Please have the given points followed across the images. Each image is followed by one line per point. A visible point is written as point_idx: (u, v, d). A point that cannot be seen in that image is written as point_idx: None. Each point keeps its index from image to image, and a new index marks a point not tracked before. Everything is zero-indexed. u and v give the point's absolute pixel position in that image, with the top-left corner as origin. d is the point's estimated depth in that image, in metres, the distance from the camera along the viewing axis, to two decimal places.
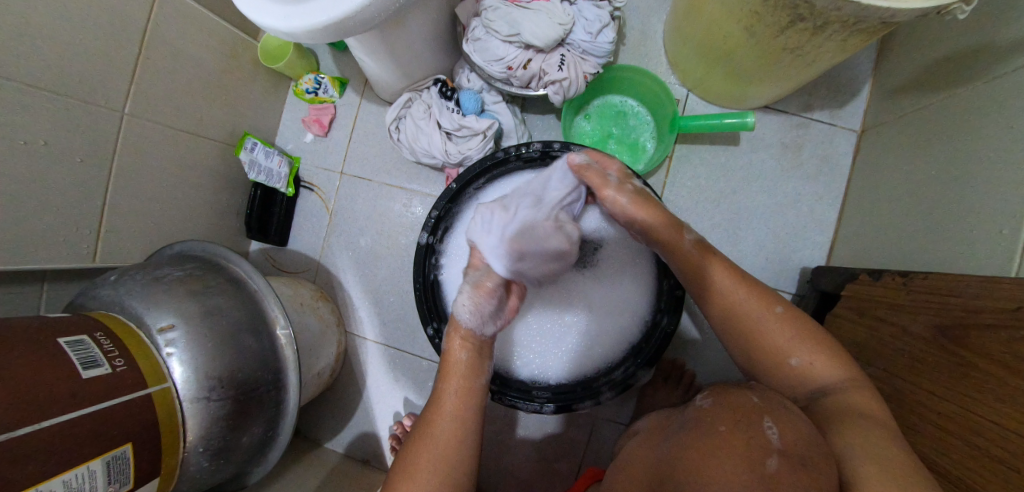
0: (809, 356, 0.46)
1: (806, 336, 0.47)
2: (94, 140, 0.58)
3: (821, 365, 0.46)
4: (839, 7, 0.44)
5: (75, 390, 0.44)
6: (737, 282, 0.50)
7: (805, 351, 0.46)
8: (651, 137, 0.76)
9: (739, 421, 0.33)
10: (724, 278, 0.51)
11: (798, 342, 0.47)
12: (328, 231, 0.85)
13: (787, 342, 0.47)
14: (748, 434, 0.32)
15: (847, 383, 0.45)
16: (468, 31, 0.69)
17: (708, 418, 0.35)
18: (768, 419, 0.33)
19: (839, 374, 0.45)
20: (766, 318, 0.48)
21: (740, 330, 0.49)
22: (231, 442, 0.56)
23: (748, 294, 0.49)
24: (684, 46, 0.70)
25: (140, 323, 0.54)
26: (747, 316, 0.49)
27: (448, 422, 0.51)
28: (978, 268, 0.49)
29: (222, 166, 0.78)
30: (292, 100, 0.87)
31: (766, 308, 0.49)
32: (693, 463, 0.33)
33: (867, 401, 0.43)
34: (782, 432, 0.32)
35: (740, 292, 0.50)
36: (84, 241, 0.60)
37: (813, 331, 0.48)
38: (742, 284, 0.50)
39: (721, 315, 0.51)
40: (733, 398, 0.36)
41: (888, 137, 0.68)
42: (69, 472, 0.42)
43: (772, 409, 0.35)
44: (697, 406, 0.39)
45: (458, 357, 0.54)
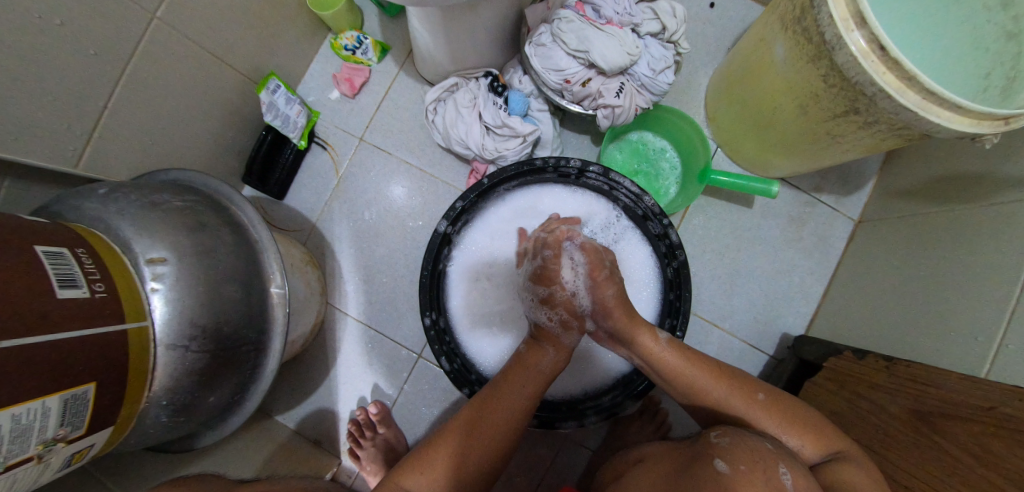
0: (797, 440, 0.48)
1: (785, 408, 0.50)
2: (114, 34, 0.52)
3: (811, 443, 0.47)
4: (897, 111, 0.48)
5: (47, 311, 0.37)
6: (721, 380, 0.52)
7: (793, 435, 0.48)
8: (675, 182, 0.78)
9: (757, 465, 0.38)
10: (701, 376, 0.53)
11: (785, 425, 0.48)
12: (333, 194, 0.80)
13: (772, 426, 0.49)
14: (764, 477, 0.37)
15: (839, 457, 0.46)
16: (533, 34, 0.68)
17: (730, 454, 0.40)
18: (783, 467, 0.38)
19: (829, 448, 0.47)
20: (749, 403, 0.50)
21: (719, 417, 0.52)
22: (197, 399, 0.51)
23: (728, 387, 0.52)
24: (728, 105, 0.74)
25: (125, 248, 0.48)
26: (733, 410, 0.51)
27: (504, 417, 0.53)
28: (950, 366, 0.55)
29: (238, 100, 0.72)
30: (325, 52, 0.82)
31: (749, 397, 0.51)
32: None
33: (859, 476, 0.43)
34: (795, 480, 0.37)
35: (713, 383, 0.52)
36: (71, 142, 0.53)
37: (797, 413, 0.50)
38: (722, 380, 0.52)
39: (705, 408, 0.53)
40: (750, 441, 0.41)
41: (883, 233, 0.75)
42: (23, 405, 0.35)
43: (786, 458, 0.40)
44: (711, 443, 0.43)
45: (538, 364, 0.57)
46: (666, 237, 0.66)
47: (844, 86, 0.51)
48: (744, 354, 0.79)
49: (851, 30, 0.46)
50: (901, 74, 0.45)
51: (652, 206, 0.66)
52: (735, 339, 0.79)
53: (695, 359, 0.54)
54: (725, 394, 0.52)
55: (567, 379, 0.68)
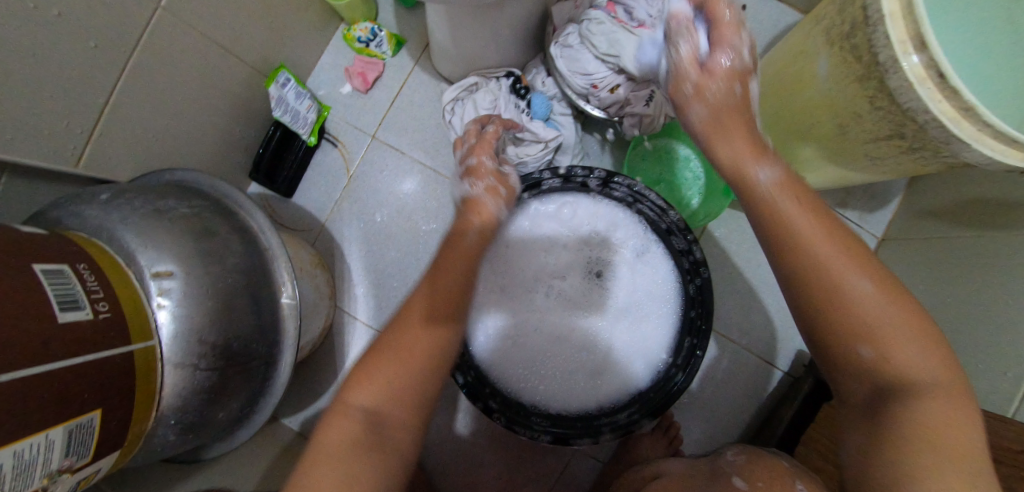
0: (890, 343, 0.34)
1: (884, 282, 0.35)
2: (117, 26, 0.48)
3: (902, 353, 0.33)
4: (948, 142, 0.45)
5: (47, 339, 0.35)
6: (809, 213, 0.39)
7: (902, 345, 0.33)
8: (698, 193, 0.76)
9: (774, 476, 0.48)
10: (789, 200, 0.39)
11: (883, 309, 0.34)
12: (343, 194, 0.77)
13: (869, 297, 0.35)
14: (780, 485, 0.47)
15: (944, 379, 0.33)
16: (560, 34, 0.66)
17: (750, 473, 0.51)
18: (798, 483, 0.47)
19: (931, 356, 0.33)
20: (859, 286, 0.35)
21: (819, 297, 0.36)
22: (206, 416, 0.49)
23: (817, 230, 0.37)
24: (759, 116, 0.71)
25: (130, 260, 0.45)
26: (831, 265, 0.36)
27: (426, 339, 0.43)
28: (978, 399, 0.54)
29: (245, 94, 0.68)
30: (337, 43, 0.78)
31: (842, 282, 0.35)
32: None
33: (955, 419, 0.31)
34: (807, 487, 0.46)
35: (806, 217, 0.38)
36: (70, 141, 0.49)
37: (921, 318, 0.34)
38: (820, 221, 0.38)
39: (800, 267, 0.37)
40: (766, 461, 0.52)
41: (908, 253, 0.73)
42: (25, 440, 0.32)
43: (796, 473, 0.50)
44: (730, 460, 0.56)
45: (458, 265, 0.47)
46: (691, 253, 0.64)
47: (892, 110, 0.48)
48: (759, 370, 0.78)
49: (909, 53, 0.43)
50: (958, 103, 0.43)
51: (677, 221, 0.64)
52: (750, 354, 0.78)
53: (788, 188, 0.40)
54: (863, 281, 0.35)
55: (583, 396, 0.67)
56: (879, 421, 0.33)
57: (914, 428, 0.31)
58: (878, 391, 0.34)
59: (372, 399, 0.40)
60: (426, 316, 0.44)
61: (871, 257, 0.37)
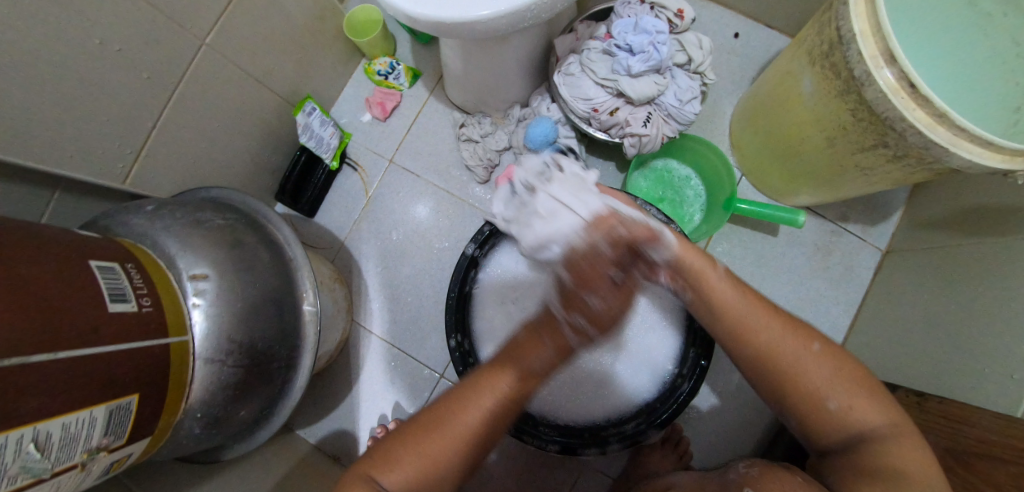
0: (847, 398, 0.44)
1: (834, 364, 0.45)
2: (166, 59, 0.55)
3: (861, 407, 0.44)
4: (926, 146, 0.48)
5: (97, 325, 0.39)
6: (770, 317, 0.47)
7: (841, 393, 0.44)
8: (699, 210, 0.79)
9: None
10: (738, 299, 0.48)
11: (841, 385, 0.44)
12: (361, 213, 0.82)
13: (826, 383, 0.44)
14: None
15: (889, 428, 0.43)
16: (562, 64, 0.71)
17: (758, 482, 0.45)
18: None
19: (882, 412, 0.44)
20: (806, 356, 0.45)
21: (784, 379, 0.45)
22: (229, 414, 0.51)
23: (785, 333, 0.46)
24: (754, 135, 0.75)
25: (170, 264, 0.50)
26: (782, 355, 0.46)
27: (474, 422, 0.44)
28: (986, 402, 0.54)
29: (275, 122, 0.75)
30: (359, 76, 0.85)
31: (798, 356, 0.45)
32: None
33: (911, 450, 0.41)
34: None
35: (770, 323, 0.47)
36: (121, 160, 0.55)
37: (849, 374, 0.45)
38: (780, 322, 0.47)
39: (761, 360, 0.46)
40: (778, 471, 0.46)
41: (912, 264, 0.74)
42: (71, 414, 0.36)
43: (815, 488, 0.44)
44: (740, 472, 0.49)
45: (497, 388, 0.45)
46: None
47: (873, 121, 0.52)
48: None
49: (881, 68, 0.47)
50: (930, 110, 0.46)
51: None
52: None
53: (739, 289, 0.49)
54: (805, 354, 0.45)
55: (587, 406, 0.68)
56: (853, 457, 0.42)
57: (884, 465, 0.40)
58: (851, 440, 0.43)
59: (394, 485, 0.41)
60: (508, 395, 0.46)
61: (829, 340, 0.47)
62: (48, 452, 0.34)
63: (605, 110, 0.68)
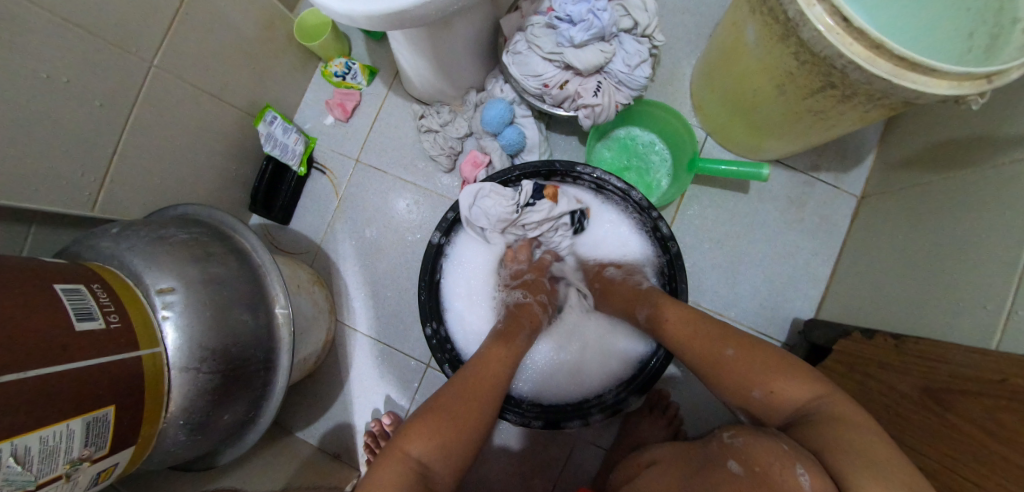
0: (771, 381, 0.46)
1: (753, 355, 0.48)
2: (116, 85, 0.57)
3: (786, 387, 0.45)
4: (870, 81, 0.47)
5: (67, 343, 0.41)
6: (689, 337, 0.53)
7: (766, 379, 0.46)
8: (666, 175, 0.78)
9: (773, 465, 0.37)
10: (674, 327, 0.55)
11: (761, 372, 0.47)
12: (335, 215, 0.83)
13: (754, 375, 0.47)
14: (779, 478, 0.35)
15: (823, 396, 0.43)
16: (510, 43, 0.70)
17: (745, 453, 0.39)
18: (799, 466, 0.36)
19: (813, 387, 0.44)
20: (720, 361, 0.50)
21: (712, 375, 0.50)
22: (211, 418, 0.54)
23: (700, 338, 0.52)
24: (711, 92, 0.74)
25: (137, 281, 0.52)
26: (708, 357, 0.51)
27: (490, 378, 0.54)
28: (959, 336, 0.53)
29: (238, 135, 0.76)
30: (317, 81, 0.86)
31: (716, 356, 0.50)
32: None
33: (848, 411, 0.42)
34: (812, 477, 0.35)
35: (690, 339, 0.53)
36: (85, 188, 0.57)
37: (775, 358, 0.47)
38: (698, 339, 0.53)
39: (695, 360, 0.52)
40: (762, 438, 0.40)
41: (886, 206, 0.73)
42: (49, 428, 0.38)
43: (802, 456, 0.38)
44: (723, 445, 0.43)
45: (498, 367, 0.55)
46: (657, 230, 0.66)
47: (815, 62, 0.50)
48: None
49: (812, 5, 0.46)
50: (867, 42, 0.44)
51: (639, 200, 0.67)
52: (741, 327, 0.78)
53: (671, 318, 0.56)
54: (721, 350, 0.50)
55: (565, 385, 0.68)
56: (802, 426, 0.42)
57: (818, 426, 0.41)
58: (793, 417, 0.44)
59: (424, 448, 0.46)
60: (492, 383, 0.53)
61: (742, 337, 0.50)
62: (28, 465, 0.37)
63: (555, 84, 0.68)
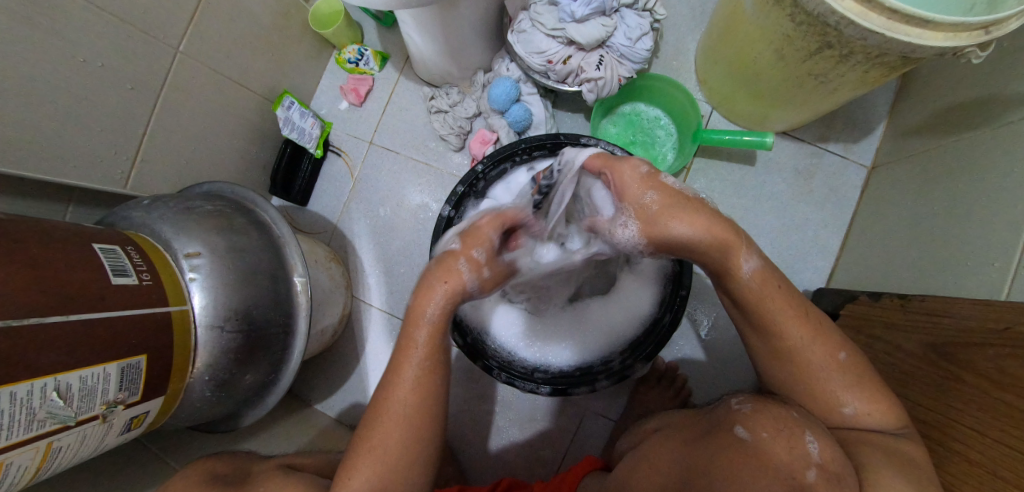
0: (866, 402, 0.44)
1: (854, 368, 0.45)
2: (145, 69, 0.61)
3: (877, 412, 0.44)
4: (865, 37, 0.47)
5: (103, 294, 0.45)
6: (799, 319, 0.45)
7: (862, 401, 0.44)
8: (672, 148, 0.79)
9: (781, 432, 0.38)
10: (780, 315, 0.45)
11: (861, 391, 0.44)
12: (349, 196, 0.87)
13: (842, 387, 0.44)
14: (788, 446, 0.37)
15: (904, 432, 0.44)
16: (514, 22, 0.72)
17: (752, 421, 0.40)
18: (810, 435, 0.37)
19: (894, 420, 0.44)
20: (829, 366, 0.45)
21: (796, 375, 0.46)
22: (235, 377, 0.57)
23: (813, 338, 0.45)
24: (714, 65, 0.74)
25: (167, 247, 0.55)
26: (796, 355, 0.46)
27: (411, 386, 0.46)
28: (968, 293, 0.52)
29: (258, 119, 0.80)
30: (332, 68, 0.90)
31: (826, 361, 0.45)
32: (739, 458, 0.38)
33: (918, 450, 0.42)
34: (821, 447, 0.36)
35: (798, 322, 0.45)
36: (119, 165, 0.62)
37: (871, 379, 0.45)
38: (818, 336, 0.45)
39: (772, 347, 0.47)
40: (774, 409, 0.40)
41: (896, 174, 0.72)
42: (87, 369, 0.42)
43: (812, 425, 0.39)
44: (731, 409, 0.43)
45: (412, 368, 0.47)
46: None
47: (810, 22, 0.51)
48: None
49: None
50: None
51: None
52: None
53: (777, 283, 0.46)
54: (822, 357, 0.45)
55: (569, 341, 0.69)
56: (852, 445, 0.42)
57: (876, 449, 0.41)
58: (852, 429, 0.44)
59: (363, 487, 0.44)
60: (418, 386, 0.47)
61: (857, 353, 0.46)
62: (70, 401, 0.41)
63: (557, 59, 0.70)
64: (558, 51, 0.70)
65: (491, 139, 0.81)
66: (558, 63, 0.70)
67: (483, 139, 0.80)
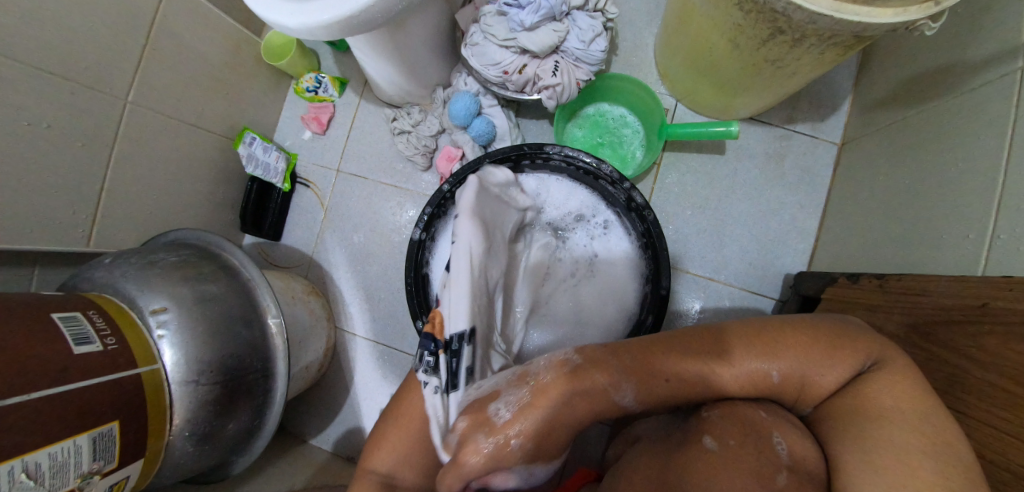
0: (820, 377, 0.36)
1: (802, 347, 0.36)
2: (97, 124, 0.59)
3: (831, 372, 0.36)
4: (814, 20, 0.46)
5: (66, 365, 0.44)
6: (705, 370, 0.38)
7: (817, 374, 0.36)
8: (640, 145, 0.78)
9: (749, 439, 0.35)
10: (683, 385, 0.38)
11: (801, 366, 0.36)
12: (322, 226, 0.86)
13: (811, 369, 0.36)
14: (755, 451, 0.34)
15: (874, 361, 0.36)
16: (467, 36, 0.71)
17: (713, 427, 0.37)
18: (776, 435, 0.35)
19: (850, 357, 0.36)
20: (753, 380, 0.37)
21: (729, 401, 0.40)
22: (217, 428, 0.56)
23: (733, 376, 0.37)
24: (673, 58, 0.74)
25: (133, 305, 0.54)
26: (705, 386, 0.38)
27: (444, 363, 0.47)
28: (945, 267, 0.52)
29: (221, 159, 0.79)
30: (292, 99, 0.89)
31: (752, 378, 0.37)
32: (703, 472, 0.34)
33: (902, 384, 0.34)
34: (790, 447, 0.35)
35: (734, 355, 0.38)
36: (79, 225, 0.61)
37: (798, 342, 0.37)
38: (766, 353, 0.37)
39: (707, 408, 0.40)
40: (737, 410, 0.38)
41: (865, 149, 0.72)
42: (56, 444, 0.41)
43: (780, 422, 0.37)
44: (699, 418, 0.39)
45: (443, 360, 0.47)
46: (632, 200, 0.66)
47: (759, 10, 0.50)
48: (746, 302, 0.77)
49: None
50: None
51: (611, 172, 0.66)
52: (734, 288, 0.78)
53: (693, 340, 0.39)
54: (739, 366, 0.37)
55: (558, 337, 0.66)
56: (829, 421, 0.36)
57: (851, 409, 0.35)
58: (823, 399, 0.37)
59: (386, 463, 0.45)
60: (448, 368, 0.47)
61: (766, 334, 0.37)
62: (40, 480, 0.40)
63: (513, 70, 0.69)
64: (513, 60, 0.69)
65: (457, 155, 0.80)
66: (514, 73, 0.69)
67: (449, 155, 0.79)
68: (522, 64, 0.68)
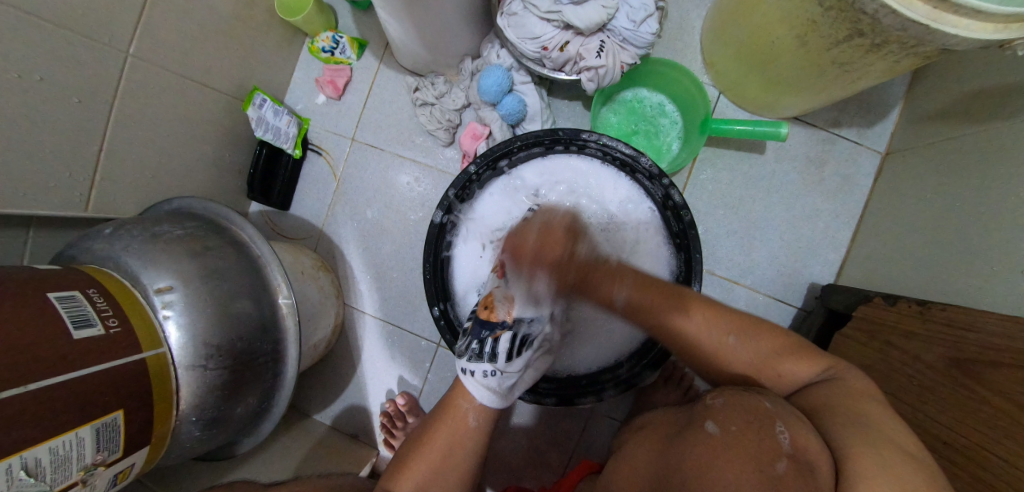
0: (779, 365, 0.44)
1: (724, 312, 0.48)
2: (94, 78, 0.54)
3: (796, 365, 0.44)
4: (905, 28, 0.42)
5: (66, 352, 0.41)
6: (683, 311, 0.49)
7: (766, 353, 0.45)
8: (677, 137, 0.74)
9: (751, 425, 0.33)
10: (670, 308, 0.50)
11: (764, 350, 0.45)
12: (334, 198, 0.82)
13: (747, 354, 0.46)
14: (757, 438, 0.32)
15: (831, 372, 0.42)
16: (503, 4, 0.65)
17: (722, 414, 0.35)
18: (780, 424, 0.33)
19: (819, 366, 0.43)
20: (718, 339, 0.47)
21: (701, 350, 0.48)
22: (225, 412, 0.54)
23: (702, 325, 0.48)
24: (723, 46, 0.68)
25: (135, 282, 0.51)
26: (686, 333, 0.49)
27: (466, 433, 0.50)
28: (991, 300, 0.50)
29: (228, 120, 0.74)
30: (306, 58, 0.83)
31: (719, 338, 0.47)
32: (702, 456, 0.33)
33: (856, 385, 0.40)
34: (792, 435, 0.32)
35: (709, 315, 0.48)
36: (77, 188, 0.56)
37: (763, 330, 0.46)
38: (692, 310, 0.49)
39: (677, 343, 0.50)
40: (747, 401, 0.36)
41: (913, 162, 0.68)
42: (57, 439, 0.39)
43: (783, 414, 0.34)
44: (704, 406, 0.39)
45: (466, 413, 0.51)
46: (670, 198, 0.62)
47: (841, 8, 0.45)
48: (769, 309, 0.76)
49: None
50: None
51: (650, 167, 0.62)
52: (758, 294, 0.76)
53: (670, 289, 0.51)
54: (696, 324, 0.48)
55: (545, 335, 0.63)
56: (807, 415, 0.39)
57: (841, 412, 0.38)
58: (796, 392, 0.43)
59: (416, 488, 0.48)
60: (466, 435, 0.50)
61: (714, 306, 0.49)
62: (41, 476, 0.38)
63: (553, 47, 0.63)
64: (554, 36, 0.63)
65: (483, 133, 0.75)
66: (554, 51, 0.63)
67: (475, 132, 0.75)
68: (564, 42, 0.63)
